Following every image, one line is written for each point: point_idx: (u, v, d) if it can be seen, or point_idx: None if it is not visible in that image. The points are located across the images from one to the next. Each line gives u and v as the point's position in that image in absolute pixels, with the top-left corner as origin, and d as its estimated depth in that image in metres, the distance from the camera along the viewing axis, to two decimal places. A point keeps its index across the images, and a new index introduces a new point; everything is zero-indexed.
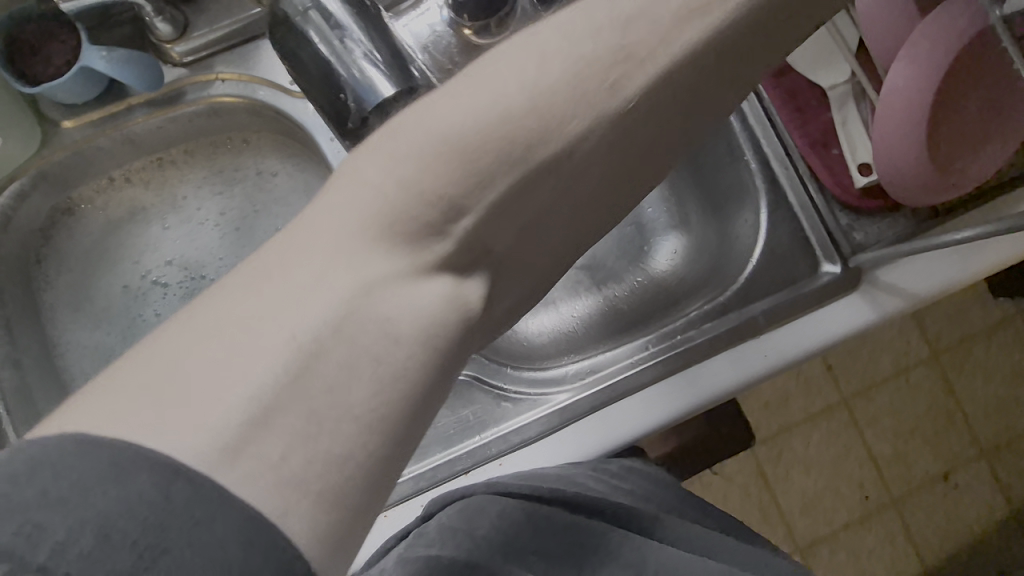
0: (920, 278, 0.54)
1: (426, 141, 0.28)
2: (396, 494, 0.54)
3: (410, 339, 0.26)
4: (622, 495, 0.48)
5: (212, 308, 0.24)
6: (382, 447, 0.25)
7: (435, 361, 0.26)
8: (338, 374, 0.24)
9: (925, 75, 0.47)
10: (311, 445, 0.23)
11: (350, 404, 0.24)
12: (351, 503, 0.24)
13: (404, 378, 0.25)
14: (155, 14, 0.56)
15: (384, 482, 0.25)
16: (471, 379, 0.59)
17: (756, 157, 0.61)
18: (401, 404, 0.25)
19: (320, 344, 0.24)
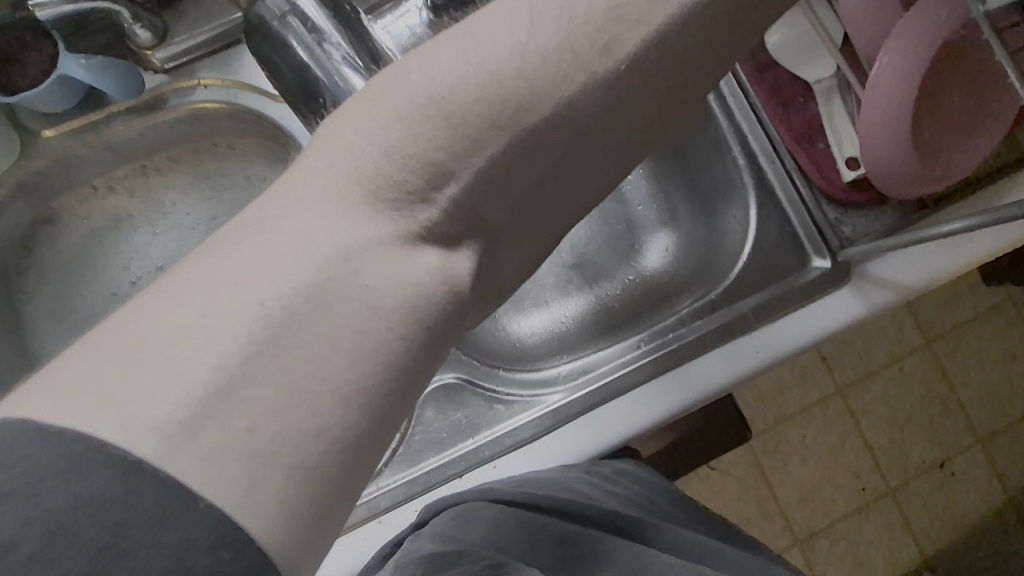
0: (909, 271, 0.54)
1: (393, 129, 0.28)
2: (389, 499, 0.54)
3: (388, 314, 0.25)
4: (619, 500, 0.48)
5: (170, 291, 0.24)
6: (358, 428, 0.24)
7: (416, 336, 0.26)
8: (302, 363, 0.23)
9: (908, 68, 0.46)
10: (280, 427, 0.22)
11: (318, 394, 0.23)
12: (323, 489, 0.23)
13: (371, 366, 0.24)
14: (133, 20, 0.56)
15: (358, 473, 0.25)
16: (462, 382, 0.59)
17: (743, 153, 0.61)
18: (374, 393, 0.24)
19: (283, 327, 0.23)
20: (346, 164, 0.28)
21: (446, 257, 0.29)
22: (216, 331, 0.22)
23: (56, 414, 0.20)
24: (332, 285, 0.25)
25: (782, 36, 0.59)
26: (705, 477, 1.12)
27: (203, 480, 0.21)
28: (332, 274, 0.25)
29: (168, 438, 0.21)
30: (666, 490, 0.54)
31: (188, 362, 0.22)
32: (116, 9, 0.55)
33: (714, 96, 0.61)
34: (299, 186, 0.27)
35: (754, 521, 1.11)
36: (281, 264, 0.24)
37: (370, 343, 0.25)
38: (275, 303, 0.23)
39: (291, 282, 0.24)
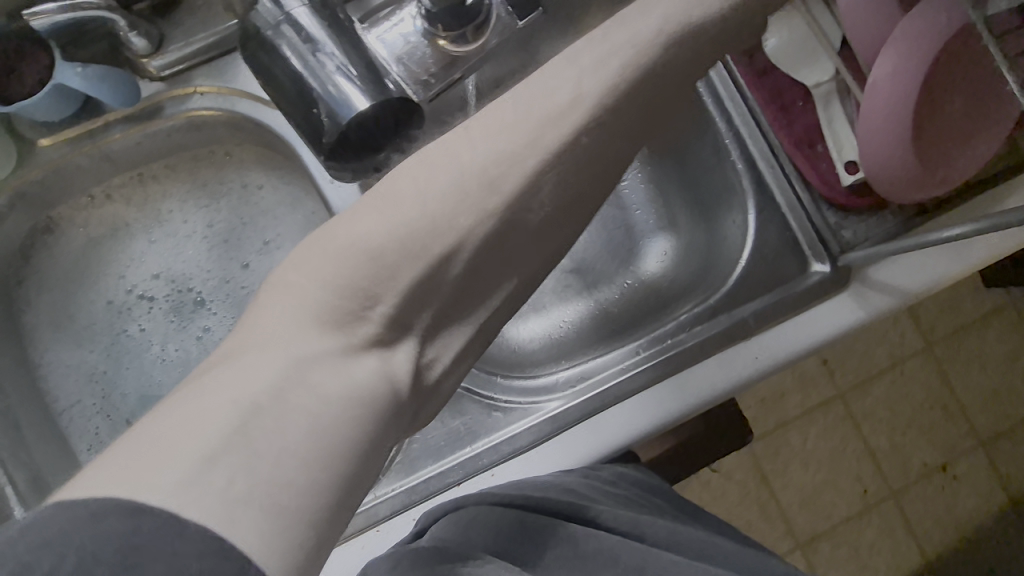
0: (909, 276, 0.54)
1: (352, 237, 0.31)
2: (387, 508, 0.53)
3: (347, 398, 0.28)
4: (618, 501, 0.47)
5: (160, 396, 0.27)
6: (327, 488, 0.26)
7: (374, 417, 0.29)
8: (274, 437, 0.26)
9: (908, 73, 0.46)
10: (254, 480, 0.24)
11: (290, 457, 0.25)
12: (295, 540, 0.24)
13: (330, 445, 0.26)
14: (128, 28, 0.55)
15: (330, 529, 0.26)
16: (460, 390, 0.58)
17: (743, 157, 0.61)
18: (341, 456, 0.27)
19: (249, 416, 0.25)
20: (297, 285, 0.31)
21: (389, 358, 0.31)
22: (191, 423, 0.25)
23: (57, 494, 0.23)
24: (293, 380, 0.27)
25: (779, 39, 0.59)
26: (707, 480, 1.11)
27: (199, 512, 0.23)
28: (292, 374, 0.27)
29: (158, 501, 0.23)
30: (665, 494, 0.54)
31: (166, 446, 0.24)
32: (112, 18, 0.54)
33: (713, 105, 0.62)
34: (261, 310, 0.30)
35: (756, 524, 1.10)
36: (247, 368, 0.27)
37: (332, 419, 0.27)
38: (245, 398, 0.26)
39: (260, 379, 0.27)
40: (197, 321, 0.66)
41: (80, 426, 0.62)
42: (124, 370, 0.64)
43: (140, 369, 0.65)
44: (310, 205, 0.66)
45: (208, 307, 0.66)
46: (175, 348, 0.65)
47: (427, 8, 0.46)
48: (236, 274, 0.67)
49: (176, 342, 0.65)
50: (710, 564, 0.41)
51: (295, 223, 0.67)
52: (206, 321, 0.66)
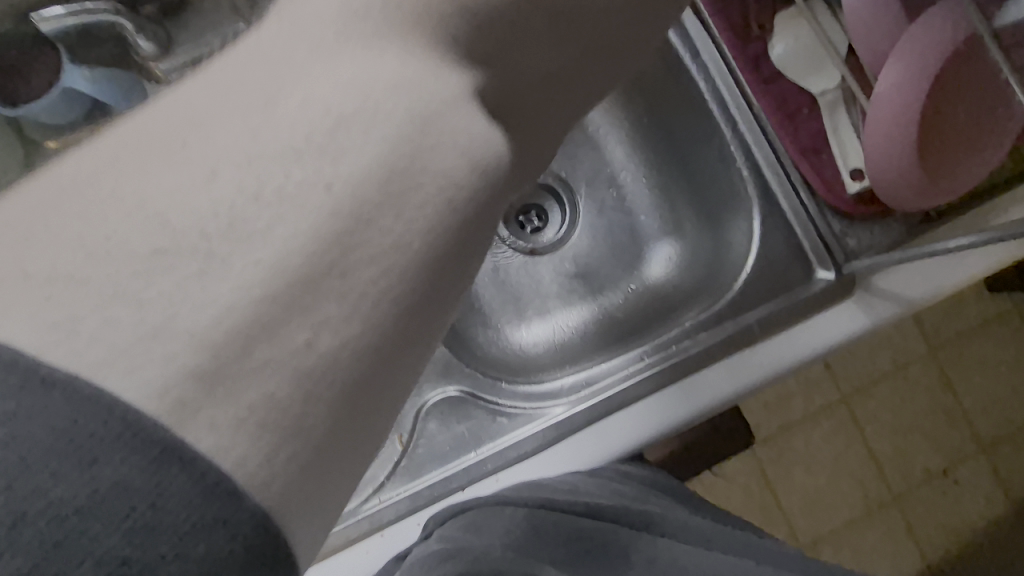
0: (917, 284, 0.54)
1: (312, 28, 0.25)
2: (392, 512, 0.54)
3: (330, 191, 0.22)
4: (624, 497, 0.47)
5: (152, 183, 0.22)
6: (324, 339, 0.22)
7: (372, 222, 0.23)
8: (314, 262, 0.22)
9: (910, 85, 0.47)
10: (234, 340, 0.21)
11: (270, 298, 0.21)
12: (291, 410, 0.21)
13: (388, 267, 0.23)
14: (136, 31, 0.55)
15: (338, 392, 0.22)
16: (465, 396, 0.58)
17: (748, 164, 0.61)
18: (338, 296, 0.22)
19: (219, 229, 0.21)
20: (297, 43, 0.25)
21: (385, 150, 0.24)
22: (204, 230, 0.21)
23: (38, 348, 0.19)
24: (323, 166, 0.23)
25: (786, 46, 0.58)
26: (708, 482, 1.11)
27: (231, 417, 0.20)
28: (270, 164, 0.22)
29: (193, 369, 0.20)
30: (669, 491, 0.53)
31: (182, 270, 0.21)
32: (118, 21, 0.54)
33: (719, 112, 0.62)
34: (257, 69, 0.24)
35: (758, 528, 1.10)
36: (203, 175, 0.22)
37: (315, 241, 0.22)
38: (214, 209, 0.22)
39: (294, 177, 0.22)
40: None
41: None
42: None
43: None
44: None
45: None
46: None
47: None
48: None
49: None
50: (728, 555, 0.41)
51: None
52: None
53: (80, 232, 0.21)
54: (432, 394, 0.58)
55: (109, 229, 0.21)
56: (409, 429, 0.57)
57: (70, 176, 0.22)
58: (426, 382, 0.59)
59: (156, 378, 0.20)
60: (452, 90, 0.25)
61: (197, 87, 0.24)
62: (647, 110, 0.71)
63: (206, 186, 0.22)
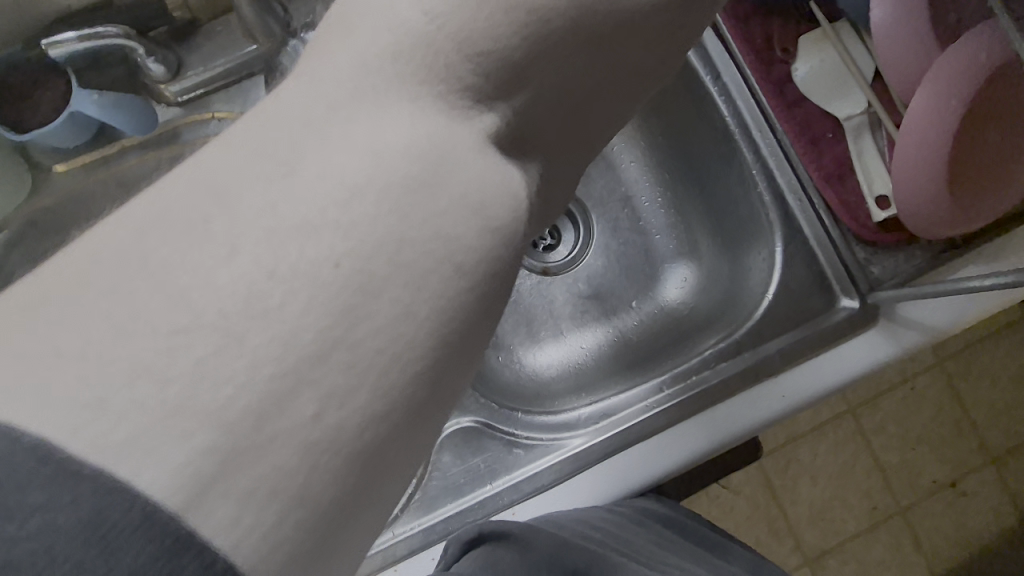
0: (939, 315, 0.53)
1: (341, 70, 0.24)
2: (405, 547, 0.53)
3: (354, 269, 0.21)
4: (644, 538, 0.47)
5: (175, 252, 0.20)
6: (348, 424, 0.20)
7: (406, 300, 0.21)
8: (327, 336, 0.20)
9: (944, 110, 0.46)
10: (255, 421, 0.19)
11: (289, 373, 0.19)
12: (312, 502, 0.19)
13: (406, 337, 0.21)
14: (147, 55, 0.53)
15: (358, 479, 0.21)
16: (479, 426, 0.57)
17: (770, 190, 0.60)
18: (360, 369, 0.20)
19: (244, 305, 0.19)
20: (321, 100, 0.23)
21: (423, 219, 0.22)
22: (219, 307, 0.19)
23: (68, 438, 0.17)
24: (336, 240, 0.21)
25: (809, 69, 0.58)
26: (716, 496, 1.10)
27: (243, 490, 0.18)
28: (293, 231, 0.20)
29: (212, 449, 0.18)
30: (684, 526, 0.53)
31: (199, 349, 0.19)
32: (129, 45, 0.52)
33: (740, 134, 0.61)
34: (273, 134, 0.22)
35: (765, 541, 1.09)
36: (220, 244, 0.20)
37: (338, 308, 0.20)
38: (237, 283, 0.20)
39: (301, 252, 0.20)
40: None
41: None
42: None
43: None
44: None
45: None
46: None
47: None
48: None
49: None
50: None
51: None
52: None
53: (100, 303, 0.19)
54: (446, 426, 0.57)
55: (129, 305, 0.19)
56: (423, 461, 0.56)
57: (95, 239, 0.20)
58: None
59: (179, 459, 0.18)
60: (464, 156, 0.24)
61: (220, 149, 0.22)
62: (662, 131, 0.70)
63: (222, 261, 0.20)
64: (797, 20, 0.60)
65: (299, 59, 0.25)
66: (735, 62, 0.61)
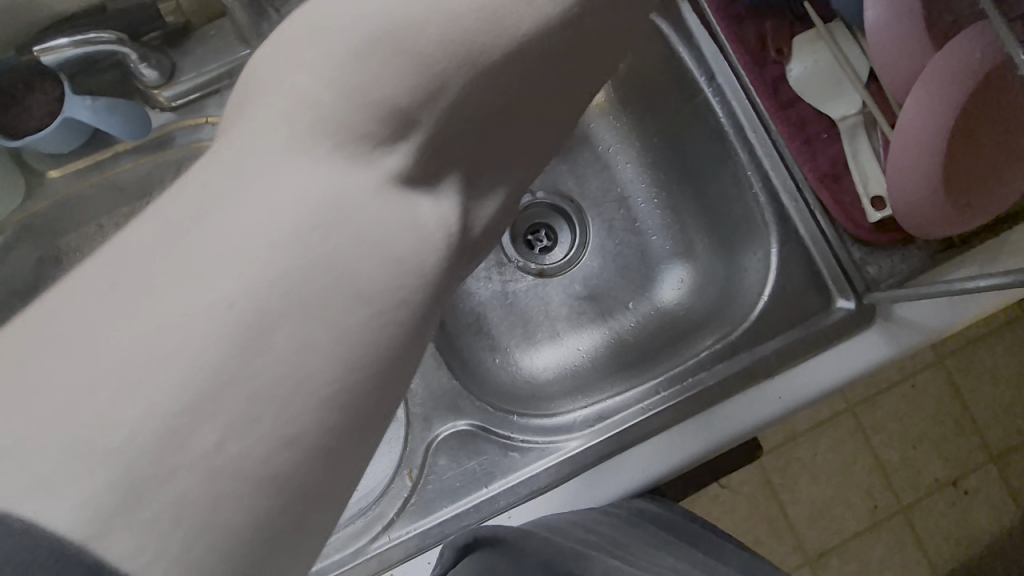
0: (932, 315, 0.53)
1: (246, 135, 0.26)
2: (401, 552, 0.52)
3: (248, 309, 0.22)
4: (639, 539, 0.47)
5: (85, 309, 0.22)
6: (251, 449, 0.22)
7: (300, 332, 0.23)
8: (226, 371, 0.22)
9: (939, 109, 0.45)
10: (156, 455, 0.20)
11: (188, 408, 0.21)
12: (217, 525, 0.21)
13: (306, 366, 0.23)
14: (139, 60, 0.53)
15: (265, 500, 0.22)
16: (475, 429, 0.57)
17: (765, 190, 0.60)
18: (260, 397, 0.22)
19: (141, 350, 0.21)
20: (227, 163, 0.25)
21: (316, 257, 0.24)
22: (117, 355, 0.21)
23: None
24: (229, 282, 0.22)
25: (804, 69, 0.58)
26: (716, 496, 1.10)
27: (146, 520, 0.20)
28: (189, 279, 0.22)
29: (120, 476, 0.20)
30: (682, 527, 0.53)
31: (99, 395, 0.20)
32: (122, 50, 0.52)
33: (735, 135, 0.60)
34: (180, 197, 0.24)
35: (766, 540, 1.09)
36: (124, 297, 0.22)
37: (235, 344, 0.22)
38: (136, 331, 0.21)
39: (198, 297, 0.22)
40: None
41: None
42: None
43: None
44: None
45: None
46: None
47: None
48: None
49: None
50: None
51: None
52: None
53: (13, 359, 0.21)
54: (442, 429, 0.57)
55: (36, 359, 0.21)
56: (419, 464, 0.56)
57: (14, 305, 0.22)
58: (436, 415, 0.58)
59: (80, 496, 0.19)
60: (362, 198, 0.26)
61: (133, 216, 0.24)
62: (657, 132, 0.70)
63: (123, 313, 0.22)
64: (791, 21, 0.60)
65: (221, 126, 0.28)
66: (727, 62, 0.61)
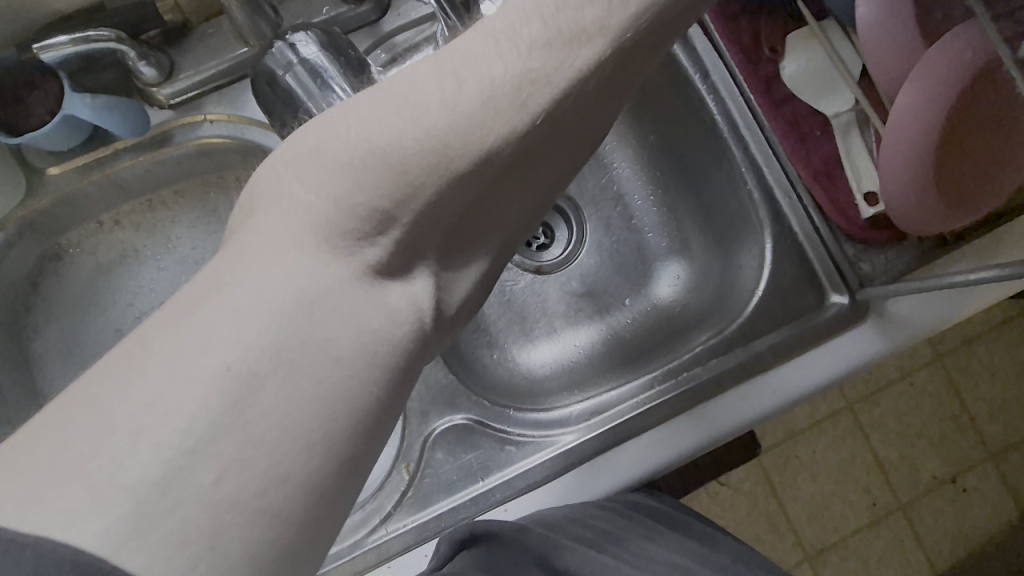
0: (924, 312, 0.54)
1: (249, 228, 0.28)
2: (399, 544, 0.53)
3: (241, 377, 0.24)
4: (637, 532, 0.47)
5: (95, 384, 0.24)
6: (246, 484, 0.23)
7: (290, 393, 0.24)
8: (221, 418, 0.23)
9: (930, 108, 0.46)
10: (160, 487, 0.22)
11: (185, 449, 0.23)
12: (219, 551, 0.22)
13: (293, 413, 0.24)
14: (138, 58, 0.54)
15: (263, 531, 0.23)
16: (472, 424, 0.57)
17: (759, 187, 0.60)
18: (259, 437, 0.24)
19: (145, 409, 0.23)
20: (230, 247, 0.27)
21: (308, 338, 0.25)
22: (127, 412, 0.23)
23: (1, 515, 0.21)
24: (224, 349, 0.24)
25: (799, 65, 0.58)
26: (714, 493, 1.10)
27: (154, 543, 0.22)
28: (189, 350, 0.24)
29: (139, 496, 0.22)
30: (678, 520, 0.53)
31: (109, 447, 0.22)
32: (121, 48, 0.52)
33: (729, 132, 0.61)
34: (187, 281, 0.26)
35: (764, 537, 1.10)
36: (131, 367, 0.24)
37: (230, 395, 0.23)
38: (139, 396, 0.23)
39: (195, 362, 0.24)
40: None
41: None
42: None
43: None
44: None
45: None
46: None
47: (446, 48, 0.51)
48: None
49: None
50: None
51: None
52: None
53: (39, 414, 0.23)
54: (439, 422, 0.58)
55: (59, 418, 0.23)
56: (416, 458, 0.56)
57: None
58: (433, 410, 0.58)
59: (95, 525, 0.21)
60: (346, 280, 0.27)
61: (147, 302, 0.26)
62: (654, 129, 0.70)
63: (132, 378, 0.23)
64: (784, 19, 0.60)
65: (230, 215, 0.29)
66: (721, 60, 0.61)
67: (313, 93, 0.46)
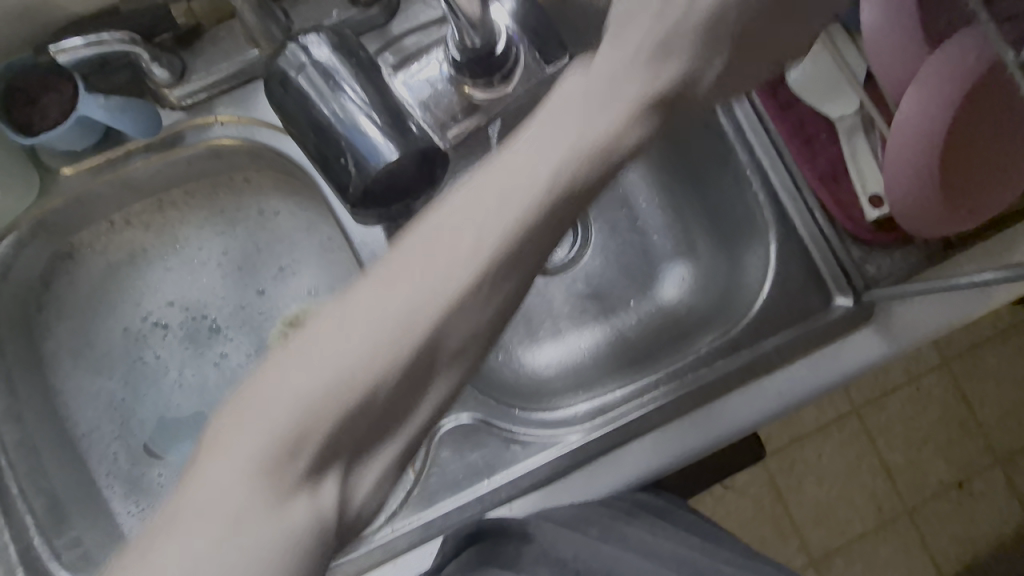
0: (927, 314, 0.55)
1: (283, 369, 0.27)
2: (406, 542, 0.54)
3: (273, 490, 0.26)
4: (643, 535, 0.47)
5: (154, 494, 0.26)
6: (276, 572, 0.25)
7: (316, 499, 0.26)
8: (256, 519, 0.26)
9: (934, 113, 0.46)
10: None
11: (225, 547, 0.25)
12: None
13: (320, 511, 0.27)
14: (151, 60, 0.55)
15: None
16: (478, 423, 0.57)
17: (765, 189, 0.60)
18: (290, 530, 0.26)
19: (191, 518, 0.25)
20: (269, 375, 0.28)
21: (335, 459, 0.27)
22: (179, 517, 0.26)
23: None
24: (257, 459, 0.26)
25: (801, 73, 0.58)
26: (719, 496, 1.10)
27: None
28: (229, 472, 0.26)
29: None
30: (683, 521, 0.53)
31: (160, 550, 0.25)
32: (135, 50, 0.53)
33: (735, 134, 0.61)
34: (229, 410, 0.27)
35: (769, 541, 1.10)
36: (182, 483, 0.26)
37: (262, 499, 0.26)
38: (188, 506, 0.26)
39: (233, 472, 0.26)
40: (215, 348, 0.63)
41: (98, 452, 0.61)
42: (142, 395, 0.62)
43: (158, 396, 0.62)
44: (327, 231, 0.64)
45: (224, 334, 0.63)
46: (192, 374, 0.63)
47: (455, 58, 0.53)
48: (252, 300, 0.64)
49: (193, 368, 0.63)
50: None
51: (314, 249, 0.65)
52: (223, 348, 0.63)
53: None
54: (446, 421, 0.57)
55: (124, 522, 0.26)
56: (422, 457, 0.56)
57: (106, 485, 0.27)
58: None
59: None
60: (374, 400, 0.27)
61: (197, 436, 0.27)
62: None
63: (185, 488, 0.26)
64: None
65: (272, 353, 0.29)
66: None
67: (325, 94, 0.47)
